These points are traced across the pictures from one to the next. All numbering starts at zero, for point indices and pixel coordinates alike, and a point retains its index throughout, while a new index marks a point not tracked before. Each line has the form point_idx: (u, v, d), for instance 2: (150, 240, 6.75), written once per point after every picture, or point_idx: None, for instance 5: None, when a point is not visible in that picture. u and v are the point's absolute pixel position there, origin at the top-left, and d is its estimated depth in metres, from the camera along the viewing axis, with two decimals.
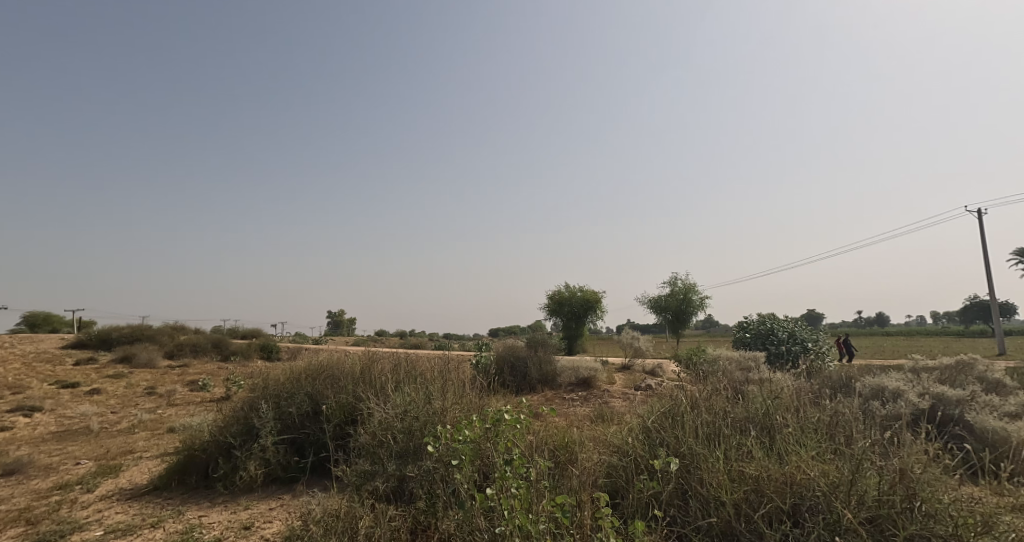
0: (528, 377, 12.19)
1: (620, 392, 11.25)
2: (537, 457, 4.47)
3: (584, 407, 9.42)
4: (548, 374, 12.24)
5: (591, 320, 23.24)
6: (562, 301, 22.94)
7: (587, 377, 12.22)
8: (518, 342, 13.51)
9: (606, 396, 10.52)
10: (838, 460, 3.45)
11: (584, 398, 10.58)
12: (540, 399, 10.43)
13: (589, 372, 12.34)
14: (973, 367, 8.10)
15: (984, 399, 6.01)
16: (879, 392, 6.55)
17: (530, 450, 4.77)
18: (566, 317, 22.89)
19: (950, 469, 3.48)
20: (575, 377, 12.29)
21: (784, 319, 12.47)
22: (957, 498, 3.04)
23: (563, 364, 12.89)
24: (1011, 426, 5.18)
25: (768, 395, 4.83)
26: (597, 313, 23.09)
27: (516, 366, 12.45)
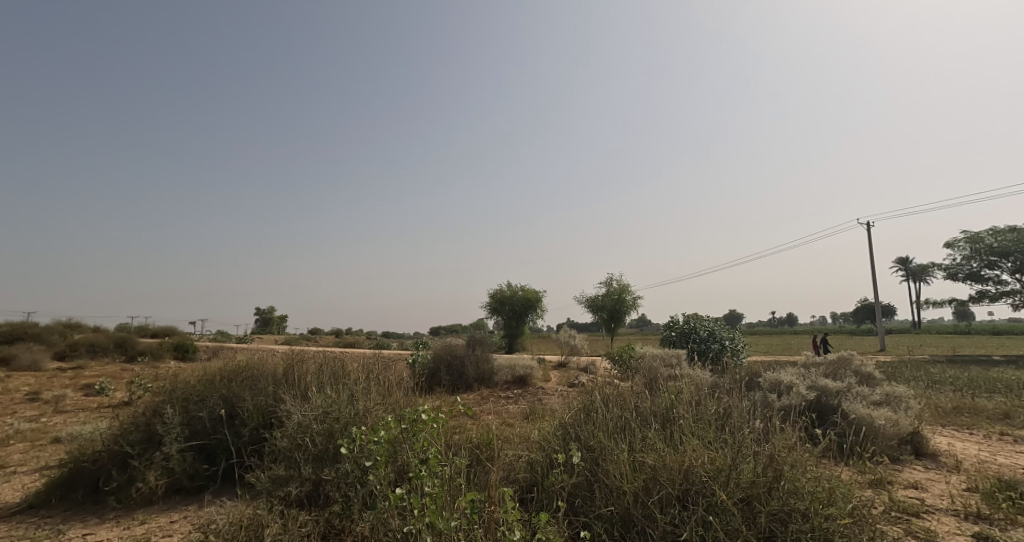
0: (464, 377, 12.10)
1: (555, 389, 11.53)
2: (454, 456, 4.48)
3: (517, 405, 9.48)
4: (485, 374, 12.25)
5: (531, 319, 23.53)
6: (503, 300, 23.10)
7: (523, 376, 12.35)
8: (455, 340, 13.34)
9: (541, 393, 10.76)
10: (723, 447, 3.78)
11: (518, 396, 10.70)
12: (475, 398, 10.36)
13: (526, 371, 12.44)
14: (851, 361, 9.08)
15: (857, 390, 6.79)
16: (776, 386, 7.19)
17: (449, 448, 4.78)
18: (506, 315, 23.05)
19: (817, 451, 3.92)
20: (510, 376, 12.36)
21: (706, 319, 13.23)
22: (816, 477, 3.43)
23: (499, 362, 12.91)
24: (877, 414, 5.91)
25: (674, 391, 5.17)
26: (537, 313, 23.43)
27: (452, 365, 12.37)
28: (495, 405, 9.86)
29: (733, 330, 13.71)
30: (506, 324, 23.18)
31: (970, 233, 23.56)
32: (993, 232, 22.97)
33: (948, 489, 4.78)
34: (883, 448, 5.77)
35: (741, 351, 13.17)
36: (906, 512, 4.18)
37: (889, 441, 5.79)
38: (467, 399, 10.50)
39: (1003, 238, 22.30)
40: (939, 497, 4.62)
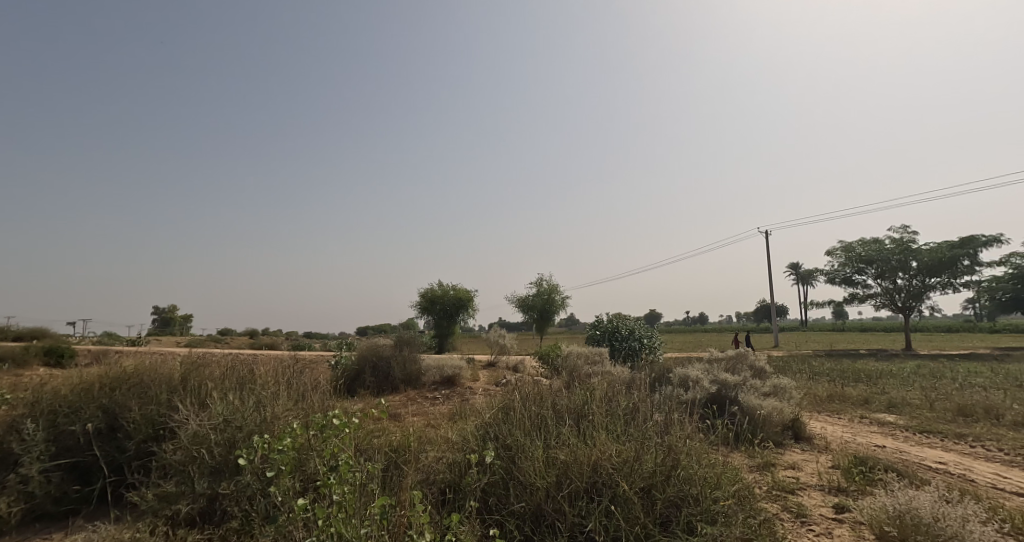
0: (390, 378, 11.75)
1: (483, 388, 11.49)
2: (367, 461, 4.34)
3: (444, 406, 9.35)
4: (411, 374, 11.95)
5: (462, 318, 23.31)
6: (434, 299, 22.69)
7: (451, 376, 12.20)
8: (381, 339, 12.86)
9: (468, 393, 10.69)
10: (629, 440, 3.97)
11: (446, 397, 10.57)
12: (402, 400, 10.11)
13: (455, 371, 12.27)
14: (747, 356, 9.92)
15: (750, 382, 7.44)
16: (683, 380, 7.68)
17: (362, 452, 4.63)
18: (437, 315, 22.67)
19: (706, 439, 4.26)
20: (439, 376, 12.17)
21: (627, 319, 13.66)
22: (706, 464, 3.72)
23: (427, 362, 12.63)
24: (767, 405, 6.52)
25: (590, 388, 5.35)
26: (469, 312, 23.26)
27: (377, 366, 11.95)
28: (421, 406, 9.68)
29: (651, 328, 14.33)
30: (436, 324, 22.83)
31: (846, 242, 26.57)
32: (862, 242, 26.07)
33: (817, 467, 5.40)
34: (769, 434, 6.41)
35: (659, 347, 13.86)
36: (784, 491, 4.68)
37: (773, 429, 6.45)
38: (392, 401, 10.22)
39: (870, 247, 25.42)
40: (810, 475, 5.21)
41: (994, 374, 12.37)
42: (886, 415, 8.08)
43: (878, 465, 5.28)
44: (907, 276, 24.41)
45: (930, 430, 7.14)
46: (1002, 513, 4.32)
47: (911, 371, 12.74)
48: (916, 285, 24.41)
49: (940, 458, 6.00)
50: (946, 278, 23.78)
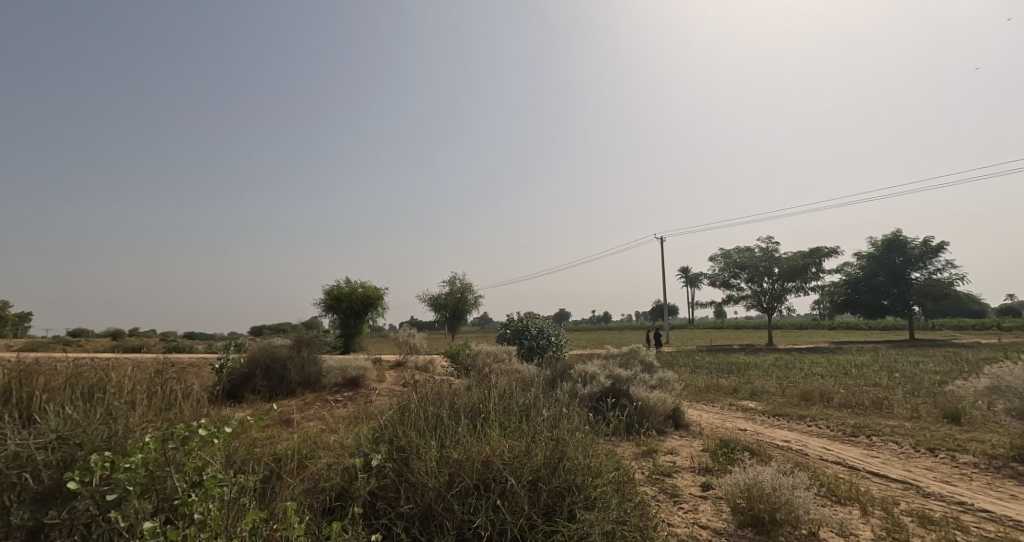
0: (286, 381, 11.11)
1: (389, 390, 11.20)
2: (247, 473, 4.09)
3: (345, 409, 9.04)
4: (311, 376, 11.37)
5: (371, 317, 22.53)
6: (341, 297, 21.71)
7: (356, 377, 11.77)
8: (278, 340, 12.05)
9: (372, 395, 10.39)
10: (521, 435, 4.16)
11: (349, 399, 10.19)
12: (298, 404, 9.57)
13: (359, 372, 11.85)
14: (638, 353, 10.67)
15: (640, 376, 8.08)
16: (582, 375, 8.11)
17: (233, 462, 4.24)
18: (344, 313, 21.71)
19: (591, 430, 4.62)
20: (341, 377, 11.68)
21: (538, 317, 13.95)
22: (589, 454, 4.03)
23: (329, 363, 12.06)
24: (654, 398, 7.18)
25: (489, 385, 5.48)
26: (378, 310, 22.52)
27: (271, 369, 11.22)
28: (320, 411, 9.26)
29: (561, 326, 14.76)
30: (343, 324, 21.89)
31: (725, 249, 29.43)
32: (738, 249, 29.00)
33: (692, 451, 6.05)
34: (654, 423, 7.05)
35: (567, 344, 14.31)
36: (662, 474, 5.25)
37: (658, 419, 7.12)
38: (288, 406, 9.68)
39: (744, 254, 28.47)
40: (685, 458, 5.82)
41: (835, 363, 14.51)
42: (749, 402, 9.18)
43: (738, 446, 6.03)
44: (771, 280, 27.69)
45: (779, 413, 8.24)
46: (824, 479, 5.17)
47: (772, 364, 14.53)
48: (777, 288, 27.78)
49: (788, 438, 6.95)
50: (801, 282, 27.34)
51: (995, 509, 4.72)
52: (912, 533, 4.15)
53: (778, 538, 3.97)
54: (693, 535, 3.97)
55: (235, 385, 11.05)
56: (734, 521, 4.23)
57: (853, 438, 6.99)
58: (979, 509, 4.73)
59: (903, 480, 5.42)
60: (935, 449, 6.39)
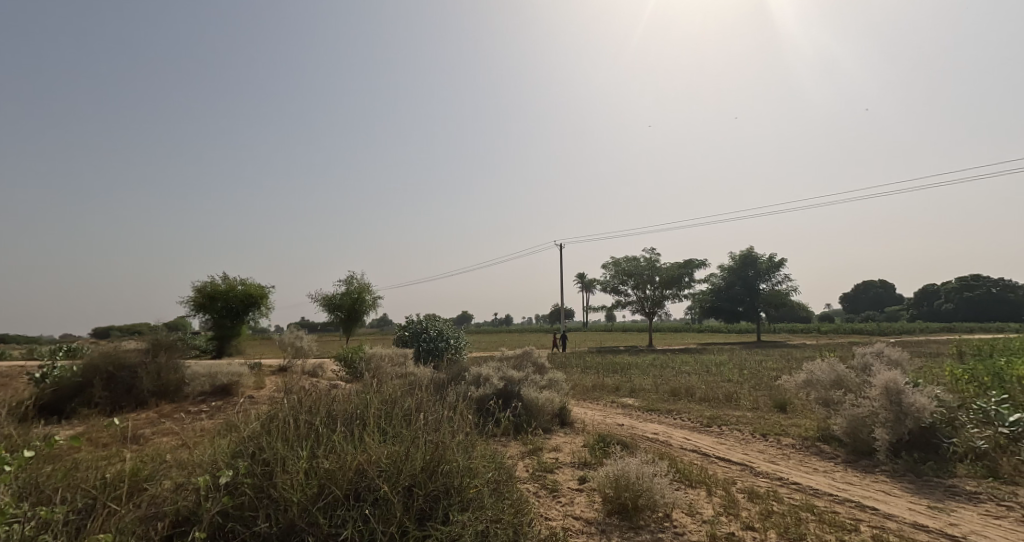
0: (134, 392, 9.97)
1: (267, 397, 10.44)
2: (63, 496, 3.48)
3: (208, 421, 8.30)
4: (168, 386, 10.25)
5: (252, 318, 20.88)
6: (216, 295, 19.81)
7: (227, 384, 10.86)
8: (130, 343, 10.74)
9: (243, 404, 9.65)
10: (399, 440, 4.12)
11: (213, 410, 9.36)
12: (148, 419, 8.63)
13: (230, 378, 10.90)
14: (531, 354, 11.10)
15: (531, 377, 8.41)
16: (476, 378, 8.24)
17: (30, 496, 3.42)
18: (218, 313, 19.89)
19: (474, 431, 4.79)
20: (208, 385, 10.65)
21: (438, 320, 13.79)
22: (469, 455, 4.18)
23: (195, 369, 10.98)
24: (545, 399, 7.53)
25: (374, 388, 5.37)
26: (261, 310, 20.90)
27: (115, 378, 10.01)
28: (176, 425, 8.36)
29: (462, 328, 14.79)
30: (218, 324, 20.06)
31: (616, 257, 31.46)
32: (627, 258, 31.18)
33: (574, 447, 6.45)
34: (542, 422, 7.42)
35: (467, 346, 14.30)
36: (544, 470, 5.57)
37: (545, 418, 7.48)
38: (133, 420, 8.61)
39: (631, 262, 30.65)
40: (567, 454, 6.21)
41: (700, 362, 16.26)
42: (628, 399, 9.98)
43: (614, 440, 6.55)
44: (652, 287, 30.15)
45: (652, 408, 9.06)
46: (680, 466, 5.82)
47: (650, 363, 15.87)
48: (658, 295, 30.31)
49: (657, 430, 7.69)
50: (677, 290, 30.11)
51: (802, 481, 5.68)
52: (743, 507, 4.85)
53: (638, 521, 4.40)
54: (566, 526, 4.27)
55: (66, 398, 9.72)
56: (604, 509, 4.63)
57: (709, 428, 7.91)
58: (792, 482, 5.65)
59: (743, 463, 6.27)
60: (767, 435, 7.50)
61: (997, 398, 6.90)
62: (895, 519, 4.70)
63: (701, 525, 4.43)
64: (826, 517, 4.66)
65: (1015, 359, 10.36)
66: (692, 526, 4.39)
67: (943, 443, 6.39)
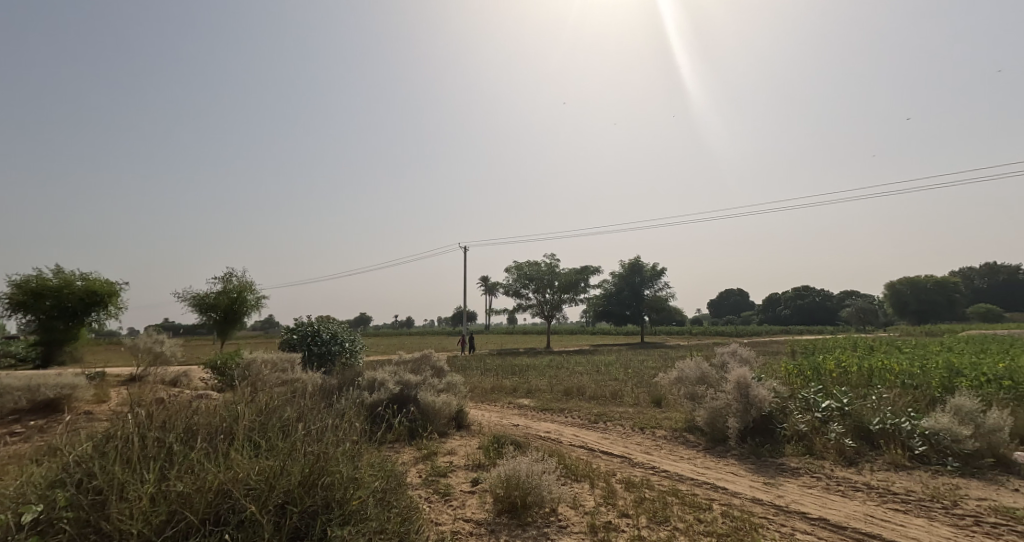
0: None
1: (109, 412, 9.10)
2: None
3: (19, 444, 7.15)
4: None
5: (97, 320, 18.22)
6: (47, 293, 16.86)
7: (55, 400, 9.35)
8: None
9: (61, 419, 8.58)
10: (273, 453, 3.74)
11: (36, 430, 7.95)
12: None
13: (59, 392, 9.36)
14: (429, 358, 10.97)
15: (429, 381, 8.32)
16: (371, 383, 7.97)
17: None
18: (48, 313, 17.04)
19: (362, 439, 4.62)
20: (27, 402, 9.01)
21: (331, 323, 13.05)
22: (354, 466, 4.02)
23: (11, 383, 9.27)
24: (441, 402, 7.49)
25: (249, 396, 4.90)
26: (111, 311, 18.25)
27: None
28: None
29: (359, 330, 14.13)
30: (46, 328, 17.25)
31: (518, 261, 32.17)
32: (529, 262, 31.99)
33: (469, 450, 6.50)
34: (438, 426, 7.39)
35: (364, 349, 13.67)
36: (437, 475, 5.57)
37: (441, 422, 7.46)
38: None
39: (532, 267, 31.53)
40: (461, 457, 6.24)
41: (590, 363, 17.20)
42: (524, 400, 10.27)
43: (508, 440, 6.70)
44: (551, 292, 31.30)
45: (546, 407, 9.42)
46: (569, 462, 6.11)
47: (546, 365, 16.45)
48: (556, 298, 31.52)
49: (549, 429, 8.00)
50: (573, 294, 31.54)
51: (670, 469, 6.23)
52: (621, 496, 5.22)
53: (526, 518, 4.55)
54: (456, 530, 4.29)
55: None
56: (493, 510, 4.73)
57: (597, 424, 8.40)
58: (662, 470, 6.20)
59: (623, 455, 6.74)
60: (644, 427, 8.14)
61: (816, 387, 8.17)
62: (739, 496, 5.36)
63: (583, 517, 4.69)
64: (687, 499, 5.18)
65: (830, 355, 12.36)
66: (575, 519, 4.63)
67: (777, 428, 7.43)
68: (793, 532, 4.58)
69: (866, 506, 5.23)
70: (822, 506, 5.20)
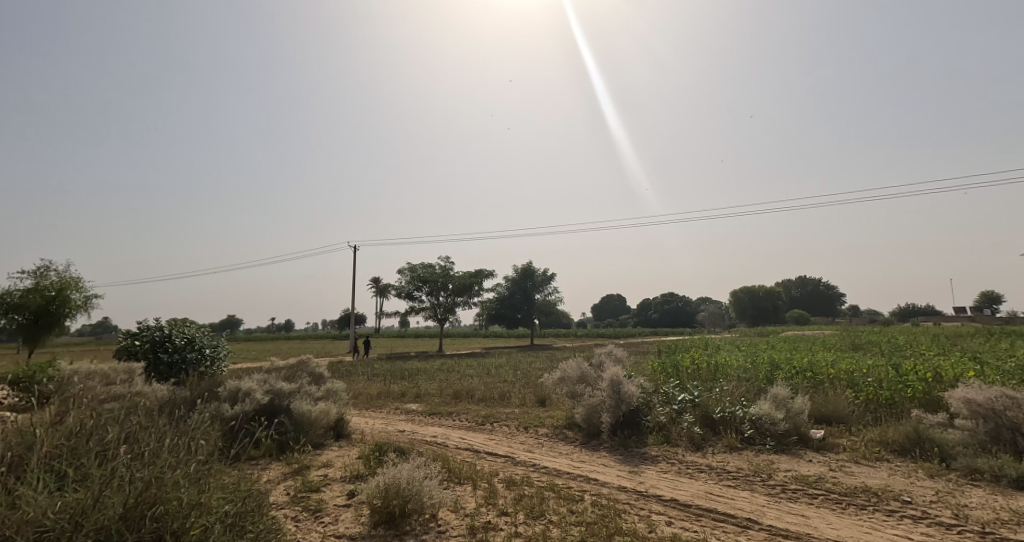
0: None
1: None
2: None
3: None
4: None
5: None
6: None
7: None
8: None
9: None
10: (87, 481, 3.18)
11: None
12: None
13: None
14: (308, 364, 10.20)
15: (305, 389, 7.72)
16: (234, 394, 7.17)
17: None
18: None
19: (212, 458, 4.11)
20: None
21: (187, 327, 11.53)
22: (198, 490, 3.53)
23: None
24: (317, 410, 6.97)
25: (67, 414, 4.14)
26: None
27: None
28: None
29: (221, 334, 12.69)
30: None
31: (412, 263, 31.43)
32: (424, 264, 31.36)
33: (347, 461, 6.13)
34: (313, 437, 6.87)
35: (228, 356, 12.31)
36: (308, 490, 5.16)
37: (317, 432, 6.95)
38: None
39: (427, 269, 30.92)
40: (338, 469, 5.86)
41: (482, 366, 17.27)
42: (412, 405, 9.96)
43: (390, 447, 6.43)
44: (445, 294, 31.00)
45: (434, 412, 9.23)
46: (453, 465, 6.01)
47: (437, 368, 16.19)
48: (450, 301, 31.27)
49: (436, 433, 7.84)
50: (467, 297, 31.57)
51: (549, 465, 6.39)
52: (501, 495, 5.24)
53: (404, 527, 4.38)
54: None
55: None
56: (369, 522, 4.49)
57: (483, 426, 8.41)
58: (542, 466, 6.36)
59: (507, 455, 6.80)
60: (528, 427, 8.32)
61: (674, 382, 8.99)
62: (607, 485, 5.67)
63: (463, 520, 4.62)
64: (562, 492, 5.35)
65: (689, 354, 13.67)
66: (455, 522, 4.56)
67: (642, 420, 8.01)
68: (650, 514, 4.92)
69: (706, 484, 5.84)
70: (672, 487, 5.69)
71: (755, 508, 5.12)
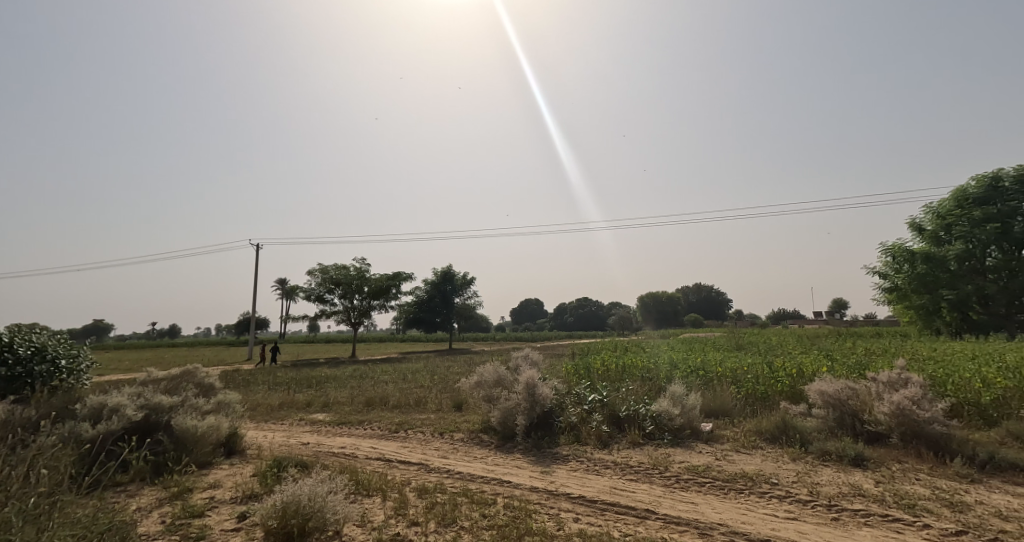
0: None
1: None
2: None
3: None
4: None
5: None
6: None
7: None
8: None
9: None
10: None
11: None
12: None
13: None
14: (196, 374, 9.28)
15: (190, 402, 7.01)
16: (98, 411, 6.32)
17: None
18: None
19: (60, 492, 3.58)
20: None
21: (35, 334, 9.96)
22: (37, 530, 3.06)
23: None
24: (203, 426, 6.35)
25: None
26: None
27: None
28: None
29: (79, 343, 11.12)
30: None
31: (323, 265, 29.87)
32: (336, 265, 29.92)
33: (239, 480, 5.63)
34: (199, 455, 6.24)
35: (87, 367, 10.83)
36: (191, 516, 4.68)
37: (205, 450, 6.32)
38: None
39: (340, 271, 29.54)
40: (228, 489, 5.37)
41: (396, 371, 16.76)
42: (318, 415, 9.40)
43: (291, 461, 6.00)
44: (359, 297, 29.81)
45: (343, 421, 8.79)
46: (361, 477, 5.74)
47: (349, 375, 15.48)
48: (364, 305, 30.10)
49: (344, 444, 7.46)
50: (384, 300, 30.60)
51: (464, 471, 6.31)
52: (412, 504, 5.08)
53: None
54: None
55: None
56: None
57: (396, 434, 8.14)
58: (456, 472, 6.27)
59: (420, 462, 6.63)
60: (443, 432, 8.18)
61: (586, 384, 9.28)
62: (519, 487, 5.70)
63: (369, 534, 4.42)
64: (475, 497, 5.30)
65: (603, 355, 14.30)
66: (361, 537, 4.35)
67: (554, 421, 8.18)
68: (560, 512, 5.01)
69: (611, 479, 6.07)
70: (580, 485, 5.85)
71: (653, 499, 5.39)
